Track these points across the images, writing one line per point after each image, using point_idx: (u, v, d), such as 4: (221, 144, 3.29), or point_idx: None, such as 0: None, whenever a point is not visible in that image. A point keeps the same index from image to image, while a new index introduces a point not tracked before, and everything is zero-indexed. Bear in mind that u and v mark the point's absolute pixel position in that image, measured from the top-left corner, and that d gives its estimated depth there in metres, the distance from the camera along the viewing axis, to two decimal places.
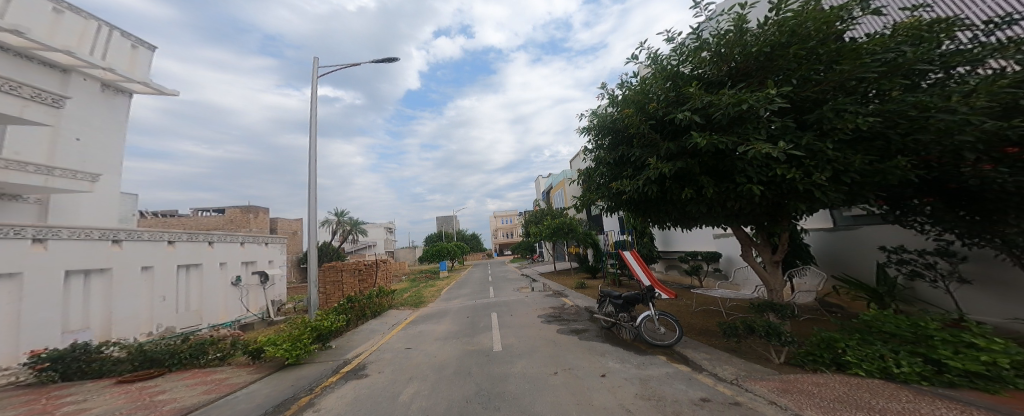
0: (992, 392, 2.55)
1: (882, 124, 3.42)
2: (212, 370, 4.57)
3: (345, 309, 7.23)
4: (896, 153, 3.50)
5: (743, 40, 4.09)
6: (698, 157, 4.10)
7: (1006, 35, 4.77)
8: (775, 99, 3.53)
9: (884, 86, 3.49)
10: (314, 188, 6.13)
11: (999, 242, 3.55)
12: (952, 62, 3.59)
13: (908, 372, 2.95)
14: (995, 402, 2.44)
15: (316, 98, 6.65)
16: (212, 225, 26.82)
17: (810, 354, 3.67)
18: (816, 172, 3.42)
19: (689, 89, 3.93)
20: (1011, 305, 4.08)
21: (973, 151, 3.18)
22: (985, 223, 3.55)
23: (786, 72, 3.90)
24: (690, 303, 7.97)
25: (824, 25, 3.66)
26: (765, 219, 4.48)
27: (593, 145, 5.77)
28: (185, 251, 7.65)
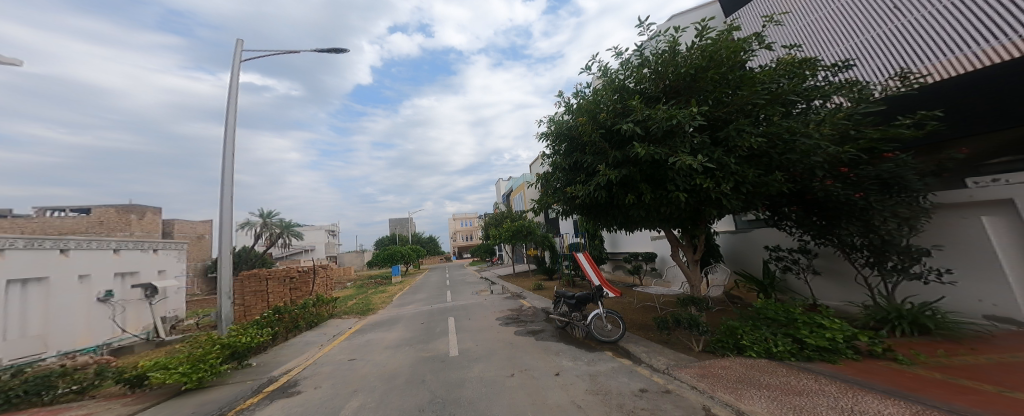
0: (834, 362, 3.32)
1: (767, 143, 4.07)
2: (64, 407, 3.67)
3: (272, 322, 6.32)
4: (775, 168, 4.20)
5: (675, 60, 4.58)
6: (635, 165, 4.49)
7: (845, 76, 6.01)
8: (697, 117, 4.02)
9: (769, 112, 4.20)
10: (231, 183, 5.24)
11: (836, 241, 4.45)
12: (812, 96, 4.46)
13: (783, 350, 3.57)
14: (835, 370, 3.13)
15: (236, 83, 5.80)
16: (73, 227, 21.24)
17: (719, 341, 4.07)
18: (724, 183, 3.99)
19: (632, 102, 4.28)
20: (845, 292, 5.20)
21: (821, 169, 4.03)
22: (827, 227, 4.43)
23: (704, 93, 4.45)
24: (632, 300, 8.64)
25: (733, 54, 4.31)
26: (689, 223, 5.07)
27: (549, 151, 5.96)
28: (21, 259, 5.96)
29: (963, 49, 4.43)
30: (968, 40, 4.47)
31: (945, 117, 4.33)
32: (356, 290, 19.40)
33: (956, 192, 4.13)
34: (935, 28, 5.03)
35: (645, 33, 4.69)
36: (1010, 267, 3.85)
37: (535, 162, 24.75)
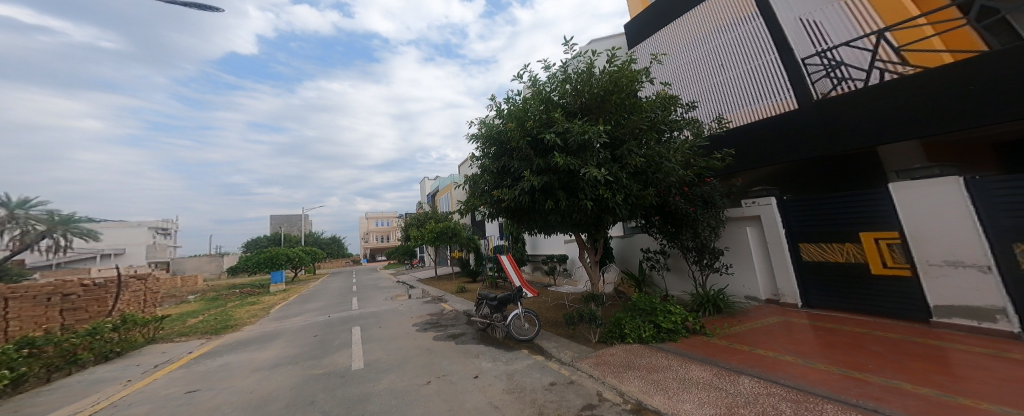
0: (675, 340, 4.38)
1: (648, 163, 4.73)
2: None
3: (15, 361, 4.24)
4: (651, 183, 4.91)
5: (590, 80, 4.97)
6: (548, 172, 4.72)
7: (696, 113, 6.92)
8: (603, 135, 4.41)
9: (648, 136, 4.90)
10: None
11: (684, 244, 5.52)
12: (675, 127, 5.38)
13: (647, 335, 4.39)
14: (679, 346, 4.23)
15: None
16: None
17: (611, 332, 4.67)
18: (619, 195, 4.52)
19: (556, 114, 4.48)
20: (682, 283, 6.83)
21: (672, 187, 5.02)
22: (675, 232, 5.50)
23: (609, 114, 4.92)
24: (547, 299, 9.00)
25: (630, 83, 4.87)
26: (593, 229, 5.54)
27: (478, 153, 5.79)
28: None
29: (754, 100, 5.91)
30: (752, 92, 5.94)
31: (745, 154, 5.85)
32: (208, 303, 15.28)
33: (737, 209, 5.72)
34: (730, 70, 6.32)
35: (570, 52, 4.92)
36: (761, 262, 5.50)
37: (466, 163, 24.22)
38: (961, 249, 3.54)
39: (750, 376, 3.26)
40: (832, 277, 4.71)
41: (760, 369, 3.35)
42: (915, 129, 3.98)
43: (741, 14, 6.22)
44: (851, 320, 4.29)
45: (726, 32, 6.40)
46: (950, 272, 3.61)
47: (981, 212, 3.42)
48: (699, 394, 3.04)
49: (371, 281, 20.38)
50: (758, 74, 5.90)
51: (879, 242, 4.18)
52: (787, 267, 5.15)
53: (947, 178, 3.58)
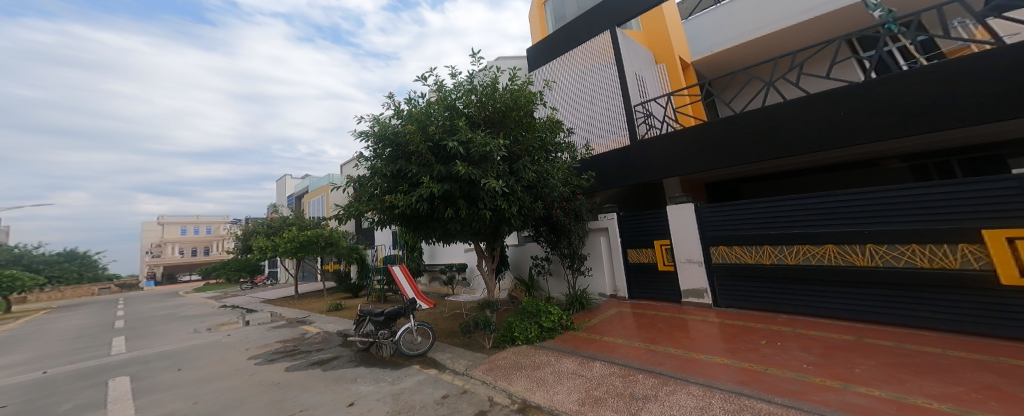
0: (554, 337, 4.97)
1: (540, 177, 5.27)
2: None
3: None
4: (542, 196, 5.50)
5: (493, 94, 5.24)
6: (448, 180, 4.80)
7: (574, 138, 7.95)
8: (503, 149, 4.70)
9: (540, 153, 5.46)
10: None
11: (564, 252, 6.30)
12: (562, 147, 6.13)
13: (533, 336, 4.86)
14: (558, 343, 4.78)
15: None
16: None
17: (504, 336, 4.93)
18: (514, 206, 4.96)
19: (460, 123, 4.58)
20: (560, 286, 7.86)
21: (555, 200, 5.71)
22: (557, 241, 6.27)
23: (510, 127, 5.28)
24: (444, 309, 8.89)
25: (528, 103, 5.32)
26: (491, 238, 5.84)
27: (371, 153, 5.44)
28: None
29: (610, 133, 7.12)
30: (607, 129, 7.21)
31: (607, 176, 7.00)
32: None
33: (595, 221, 6.81)
34: (595, 106, 7.49)
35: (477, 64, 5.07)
36: (609, 265, 6.74)
37: (348, 162, 21.58)
38: (692, 251, 5.50)
39: (601, 361, 4.01)
40: (656, 276, 6.04)
41: (599, 347, 4.49)
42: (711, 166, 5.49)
43: (603, 59, 7.28)
44: (651, 305, 5.88)
45: (595, 71, 7.46)
46: (688, 267, 5.55)
47: (700, 229, 5.48)
48: (570, 384, 3.52)
49: (204, 303, 16.12)
50: (611, 114, 7.14)
51: (661, 247, 5.89)
52: (621, 269, 6.44)
53: (679, 206, 5.62)
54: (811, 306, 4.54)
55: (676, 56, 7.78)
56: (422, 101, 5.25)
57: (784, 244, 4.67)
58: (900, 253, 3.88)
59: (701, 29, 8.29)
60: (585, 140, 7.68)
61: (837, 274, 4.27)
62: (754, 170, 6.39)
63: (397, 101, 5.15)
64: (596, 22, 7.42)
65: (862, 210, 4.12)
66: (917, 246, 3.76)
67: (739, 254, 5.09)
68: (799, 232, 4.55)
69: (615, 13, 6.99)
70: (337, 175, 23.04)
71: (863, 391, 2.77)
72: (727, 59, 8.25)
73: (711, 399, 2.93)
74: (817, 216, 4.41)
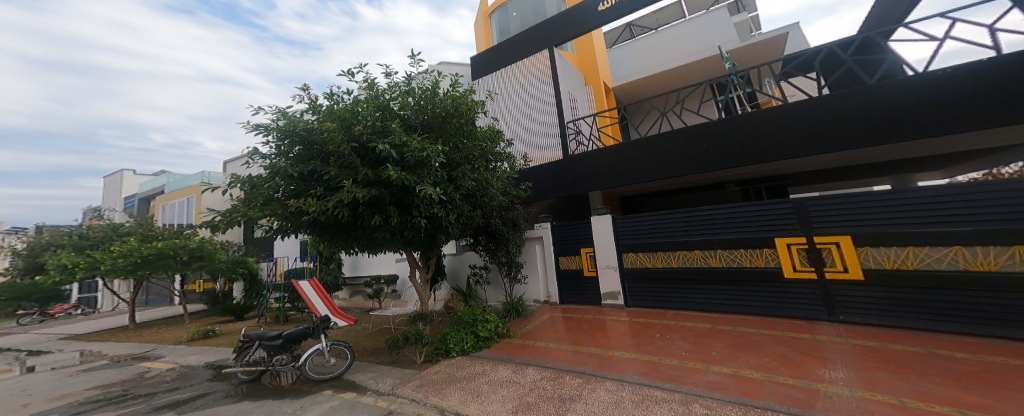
0: (490, 346, 5.02)
1: (479, 185, 5.34)
2: None
3: None
4: (481, 205, 5.57)
5: (433, 99, 5.14)
6: (382, 186, 4.58)
7: (510, 149, 8.14)
8: (442, 155, 4.65)
9: (479, 161, 5.54)
10: None
11: (500, 259, 6.48)
12: (504, 157, 6.33)
13: (469, 346, 4.84)
14: (493, 352, 4.84)
15: None
16: None
17: (437, 349, 4.81)
18: (451, 214, 4.95)
19: (393, 125, 4.43)
20: (498, 293, 7.98)
21: (494, 209, 5.81)
22: (495, 249, 6.42)
23: (450, 134, 5.26)
24: (367, 325, 8.31)
25: (468, 111, 5.28)
26: (426, 246, 5.74)
27: (270, 151, 4.90)
28: None
29: (547, 147, 7.57)
30: (542, 143, 7.64)
31: (541, 188, 7.38)
32: None
33: (531, 230, 7.09)
34: (534, 120, 7.89)
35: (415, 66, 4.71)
36: (544, 271, 7.04)
37: (240, 159, 18.57)
38: (611, 258, 6.04)
39: (534, 366, 4.15)
40: (583, 282, 6.48)
41: (528, 351, 4.72)
42: (630, 180, 6.12)
43: (541, 77, 7.73)
44: (579, 309, 6.25)
45: (533, 87, 7.91)
46: (606, 272, 6.09)
47: (616, 237, 6.04)
48: (503, 393, 3.59)
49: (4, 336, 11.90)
50: (547, 129, 7.60)
51: (586, 254, 6.37)
52: (554, 276, 6.78)
53: (596, 218, 6.20)
54: (702, 302, 5.31)
55: (602, 81, 8.65)
56: (350, 99, 4.91)
57: (668, 250, 5.53)
58: (733, 256, 5.00)
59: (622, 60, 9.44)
60: (522, 151, 7.98)
61: (725, 276, 5.06)
62: (668, 185, 7.22)
63: (312, 94, 4.69)
64: (536, 39, 7.74)
65: (742, 223, 4.95)
66: (745, 251, 4.90)
67: (642, 259, 5.79)
68: (700, 239, 5.24)
69: (551, 35, 7.48)
70: (216, 172, 18.79)
71: (717, 369, 3.63)
72: (644, 88, 9.43)
73: (626, 393, 3.32)
74: (713, 227, 5.17)
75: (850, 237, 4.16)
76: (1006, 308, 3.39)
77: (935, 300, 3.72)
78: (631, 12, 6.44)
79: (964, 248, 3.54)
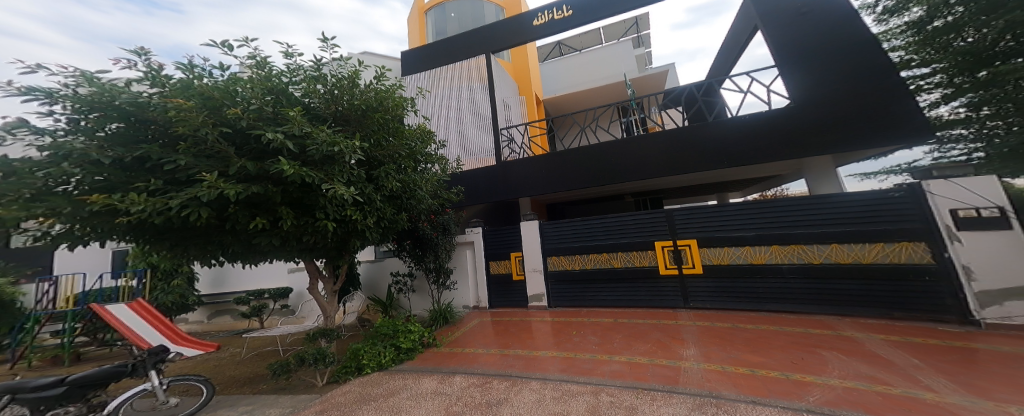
0: (414, 357, 4.77)
1: (403, 186, 5.05)
2: None
3: None
4: (405, 208, 5.31)
5: (352, 91, 4.66)
6: (273, 184, 3.84)
7: (443, 152, 7.93)
8: (357, 151, 4.18)
9: (406, 162, 5.25)
10: None
11: (426, 266, 6.25)
12: (433, 160, 6.15)
13: (388, 359, 4.52)
14: (415, 363, 4.60)
15: None
16: None
17: (344, 368, 4.36)
18: (369, 217, 4.48)
19: (291, 112, 3.66)
20: (425, 301, 7.65)
21: (423, 215, 5.64)
22: (422, 255, 6.18)
23: (371, 130, 4.84)
24: (241, 349, 6.83)
25: (396, 107, 5.00)
26: (334, 252, 5.14)
27: (53, 125, 3.26)
28: None
29: (480, 153, 7.56)
30: (475, 147, 7.64)
31: (473, 193, 7.36)
32: None
33: (462, 235, 7.01)
34: (466, 125, 7.85)
35: (326, 51, 4.10)
36: (474, 277, 6.98)
37: None
38: (537, 262, 6.29)
39: (461, 374, 4.07)
40: (512, 286, 6.62)
41: (452, 359, 4.62)
42: (557, 188, 6.49)
43: (475, 82, 7.78)
44: (508, 312, 6.34)
45: (468, 91, 7.88)
46: (533, 276, 6.31)
47: (542, 240, 6.32)
48: (429, 405, 3.44)
49: None
50: (480, 134, 7.62)
51: (516, 258, 6.55)
52: (485, 282, 6.80)
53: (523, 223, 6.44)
54: (614, 299, 5.80)
55: (533, 93, 9.10)
56: (226, 77, 3.90)
57: (583, 254, 6.01)
58: (629, 257, 5.69)
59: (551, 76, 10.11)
60: (456, 155, 7.84)
61: (633, 276, 5.65)
62: (588, 194, 7.85)
63: (151, 60, 3.54)
64: (473, 44, 7.81)
65: (643, 229, 5.60)
66: (637, 252, 5.62)
67: (563, 262, 6.17)
68: (615, 243, 5.77)
69: (486, 42, 7.62)
70: None
71: (618, 359, 4.10)
72: (569, 105, 10.28)
73: (552, 390, 3.48)
74: (626, 232, 5.70)
75: (696, 240, 5.27)
76: (801, 295, 4.68)
77: (772, 293, 4.84)
78: (560, 33, 6.95)
79: (750, 247, 4.96)
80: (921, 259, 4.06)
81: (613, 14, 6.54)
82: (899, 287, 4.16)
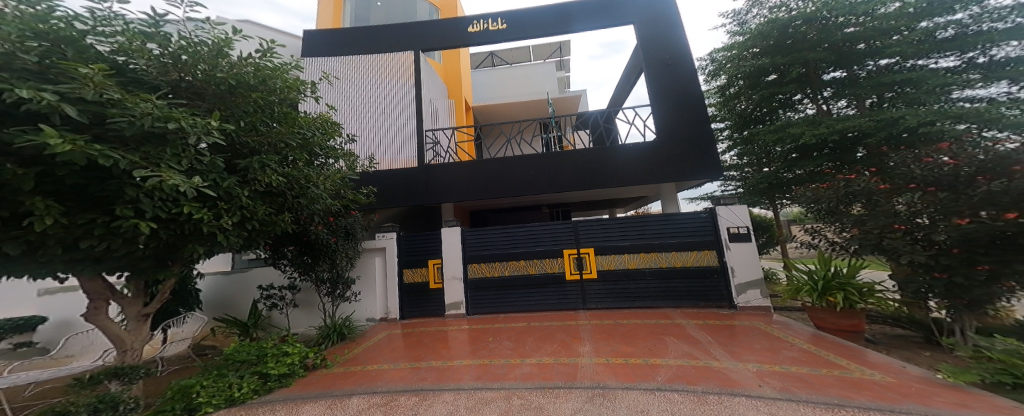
0: (288, 385, 4.02)
1: (286, 183, 4.06)
2: None
3: None
4: (286, 208, 4.28)
5: (215, 60, 3.47)
6: (23, 163, 2.48)
7: (348, 147, 7.17)
8: (215, 133, 3.06)
9: (298, 156, 4.24)
10: None
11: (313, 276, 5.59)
12: (331, 155, 5.06)
13: (246, 390, 3.65)
14: (285, 391, 3.90)
15: None
16: None
17: (157, 413, 3.30)
18: (226, 216, 3.35)
19: (80, 67, 2.37)
20: (309, 317, 6.76)
21: (314, 217, 4.84)
22: (310, 264, 5.46)
23: (242, 111, 3.69)
24: None
25: (287, 89, 4.01)
26: (147, 262, 3.54)
27: None
28: None
29: (397, 153, 7.13)
30: (394, 145, 7.17)
31: (383, 193, 6.92)
32: None
33: (371, 241, 6.47)
34: (385, 121, 7.31)
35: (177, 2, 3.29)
36: (380, 287, 6.45)
37: None
38: (457, 269, 6.24)
39: (358, 395, 3.72)
40: (428, 295, 6.37)
41: (339, 382, 4.10)
42: (475, 192, 6.65)
43: (401, 77, 7.41)
44: (422, 323, 6.06)
45: (386, 86, 7.41)
46: (452, 283, 6.22)
47: (463, 248, 6.33)
48: None
49: None
50: (400, 132, 7.23)
51: (434, 265, 6.36)
52: (395, 290, 6.37)
53: (446, 229, 6.34)
54: (526, 305, 6.14)
55: (464, 98, 9.16)
56: None
57: (502, 261, 6.22)
58: (543, 264, 6.14)
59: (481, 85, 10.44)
60: (366, 151, 7.20)
61: (543, 283, 6.11)
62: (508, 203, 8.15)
63: None
64: (400, 38, 7.50)
65: (552, 238, 6.16)
66: (550, 259, 6.11)
67: (484, 270, 6.26)
68: (528, 251, 6.17)
69: (417, 39, 7.40)
70: None
71: (529, 361, 4.33)
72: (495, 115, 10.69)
73: (464, 403, 3.48)
74: (536, 242, 6.18)
75: (593, 248, 5.99)
76: (671, 301, 5.71)
77: (651, 304, 5.76)
78: (496, 43, 7.23)
79: (627, 254, 5.87)
80: (712, 262, 5.64)
81: (540, 37, 7.13)
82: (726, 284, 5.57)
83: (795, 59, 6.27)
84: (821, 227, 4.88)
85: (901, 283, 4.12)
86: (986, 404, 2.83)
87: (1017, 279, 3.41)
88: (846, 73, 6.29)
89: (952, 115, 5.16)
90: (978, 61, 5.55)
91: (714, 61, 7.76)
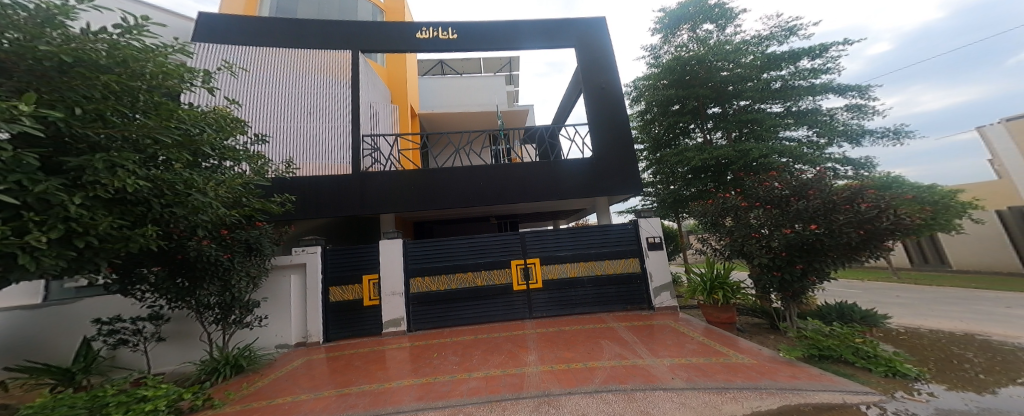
0: None
1: (149, 190, 3.03)
2: None
3: None
4: (149, 221, 3.24)
5: (40, 31, 2.55)
6: None
7: (257, 149, 6.22)
8: (33, 120, 2.27)
9: (175, 155, 3.26)
10: None
11: (192, 302, 4.58)
12: (226, 156, 4.11)
13: None
14: None
15: None
16: None
17: None
18: (39, 230, 2.34)
19: None
20: (182, 353, 5.49)
21: (202, 228, 3.88)
22: (189, 288, 4.46)
23: (77, 97, 2.63)
24: None
25: (161, 74, 3.09)
26: None
27: None
28: None
29: (323, 158, 6.43)
30: (321, 149, 6.47)
31: (302, 201, 6.13)
32: None
33: (286, 256, 5.61)
34: (309, 121, 6.55)
35: None
36: (296, 308, 5.62)
37: None
38: (396, 284, 5.83)
39: None
40: (360, 314, 5.79)
41: None
42: (416, 202, 6.36)
43: (333, 75, 6.79)
44: (349, 345, 5.44)
45: (308, 84, 6.67)
46: (391, 299, 5.78)
47: (404, 261, 5.97)
48: None
49: None
50: (328, 135, 6.56)
51: (370, 281, 5.84)
52: (319, 309, 5.62)
53: (386, 241, 5.91)
54: (468, 318, 6.03)
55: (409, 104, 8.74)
56: None
57: (446, 274, 6.02)
58: (490, 276, 6.15)
59: (427, 92, 10.18)
60: (283, 154, 6.35)
61: (487, 294, 6.10)
62: (453, 214, 7.94)
63: None
64: (331, 35, 6.89)
65: (496, 250, 6.23)
66: (497, 271, 6.16)
67: (428, 284, 5.97)
68: (469, 263, 6.11)
69: (355, 38, 6.93)
70: None
71: (476, 375, 4.27)
72: (438, 123, 10.48)
73: None
74: (475, 254, 6.16)
75: (539, 258, 6.25)
76: (604, 305, 6.25)
77: (586, 308, 6.22)
78: (445, 52, 7.16)
79: (569, 263, 6.27)
80: (635, 269, 6.37)
81: (485, 51, 7.32)
82: (648, 287, 6.33)
83: (693, 93, 7.64)
84: (706, 236, 5.88)
85: (755, 280, 5.34)
86: (808, 373, 3.76)
87: (817, 275, 4.80)
88: (721, 109, 7.90)
89: (778, 150, 6.88)
90: (794, 109, 7.51)
91: (636, 88, 8.75)
